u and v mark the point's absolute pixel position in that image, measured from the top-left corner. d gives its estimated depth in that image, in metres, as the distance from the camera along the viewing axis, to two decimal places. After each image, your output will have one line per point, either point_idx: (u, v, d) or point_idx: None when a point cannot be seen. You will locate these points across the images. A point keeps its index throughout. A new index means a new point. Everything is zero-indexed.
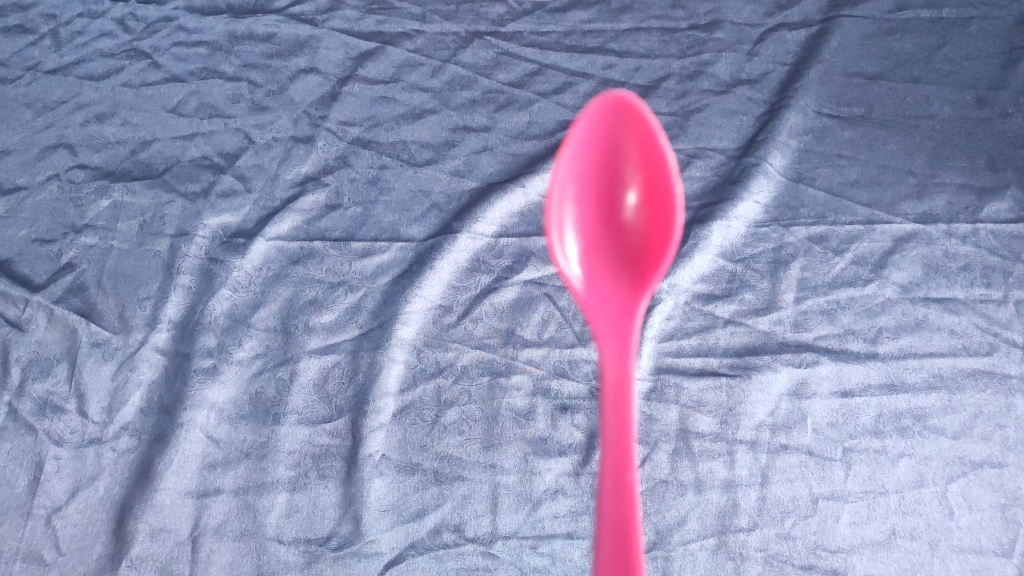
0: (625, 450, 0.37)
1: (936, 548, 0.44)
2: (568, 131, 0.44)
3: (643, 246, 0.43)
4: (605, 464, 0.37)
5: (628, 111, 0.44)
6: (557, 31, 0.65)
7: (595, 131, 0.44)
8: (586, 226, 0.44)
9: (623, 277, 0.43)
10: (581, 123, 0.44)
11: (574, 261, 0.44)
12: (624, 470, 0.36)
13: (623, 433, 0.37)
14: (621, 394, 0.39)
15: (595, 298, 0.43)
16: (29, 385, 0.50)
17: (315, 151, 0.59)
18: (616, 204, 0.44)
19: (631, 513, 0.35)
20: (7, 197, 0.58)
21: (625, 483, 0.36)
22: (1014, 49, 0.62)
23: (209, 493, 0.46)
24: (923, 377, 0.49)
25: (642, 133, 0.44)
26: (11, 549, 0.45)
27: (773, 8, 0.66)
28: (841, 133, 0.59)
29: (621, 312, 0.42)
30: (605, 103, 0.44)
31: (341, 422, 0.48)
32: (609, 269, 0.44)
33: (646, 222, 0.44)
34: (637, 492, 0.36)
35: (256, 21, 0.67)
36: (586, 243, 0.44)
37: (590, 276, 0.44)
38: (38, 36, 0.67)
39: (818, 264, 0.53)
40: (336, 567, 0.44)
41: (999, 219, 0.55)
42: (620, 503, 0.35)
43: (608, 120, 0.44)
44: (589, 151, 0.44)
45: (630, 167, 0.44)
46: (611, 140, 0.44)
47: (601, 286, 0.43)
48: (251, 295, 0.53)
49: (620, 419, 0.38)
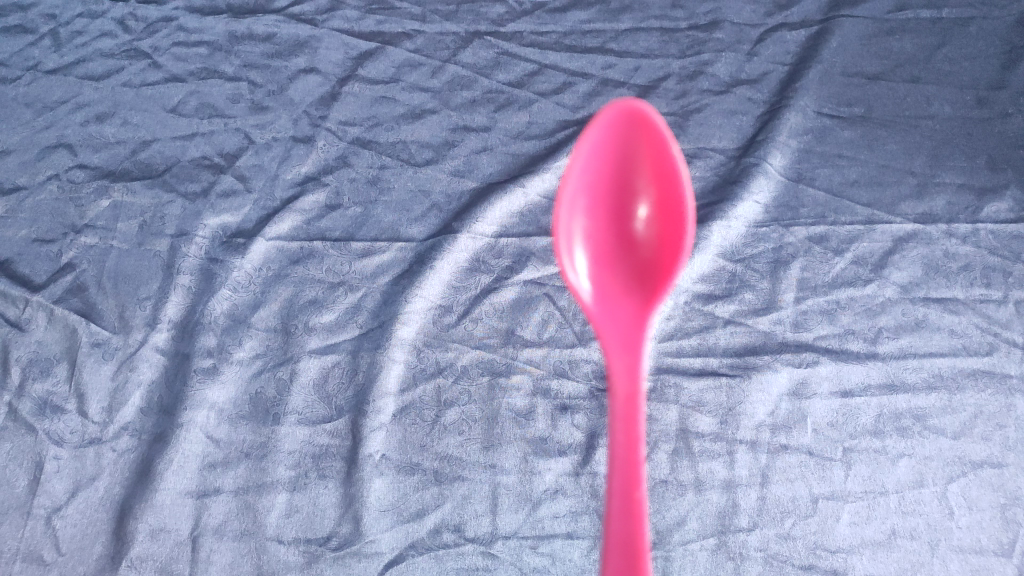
0: (632, 468, 0.37)
1: (936, 548, 0.44)
2: (579, 141, 0.44)
3: (654, 260, 0.43)
4: (613, 481, 0.37)
5: (641, 122, 0.44)
6: (557, 31, 0.65)
7: (607, 142, 0.44)
8: (596, 238, 0.44)
9: (633, 291, 0.43)
10: (592, 132, 0.44)
11: (584, 274, 0.44)
12: (632, 488, 0.36)
13: (632, 451, 0.37)
14: (630, 410, 0.39)
15: (604, 311, 0.43)
16: (29, 385, 0.50)
17: (315, 151, 0.59)
18: (627, 215, 0.44)
19: (638, 531, 0.35)
20: (6, 197, 0.58)
21: (633, 501, 0.36)
22: (1013, 49, 0.62)
23: (209, 493, 0.46)
24: (923, 377, 0.49)
25: (654, 143, 0.44)
26: (11, 549, 0.45)
27: (773, 8, 0.66)
28: (841, 133, 0.59)
29: (630, 326, 0.42)
30: (617, 112, 0.44)
31: (341, 422, 0.48)
32: (618, 281, 0.44)
33: (657, 235, 0.44)
34: (644, 511, 0.35)
35: (256, 21, 0.67)
36: (596, 256, 0.44)
37: (599, 289, 0.44)
38: (38, 36, 0.67)
39: (818, 264, 0.53)
40: (335, 567, 0.44)
41: (1000, 220, 0.55)
42: (627, 522, 0.35)
43: (621, 129, 0.44)
44: (600, 161, 0.44)
45: (641, 178, 0.44)
46: (624, 150, 0.44)
47: (611, 300, 0.43)
48: (251, 296, 0.53)
49: (628, 436, 0.38)
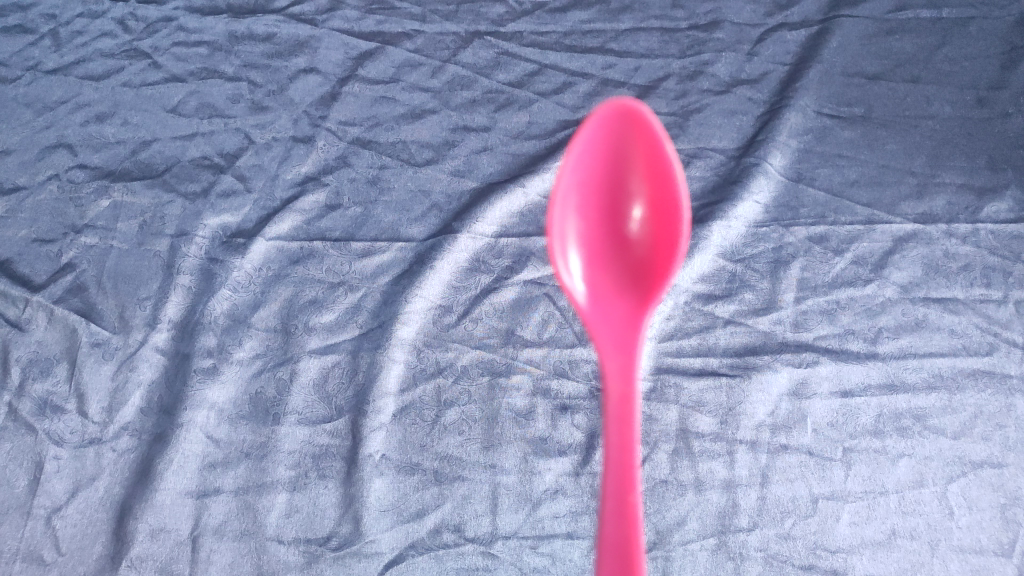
0: (627, 471, 0.37)
1: (937, 548, 0.44)
2: (573, 139, 0.43)
3: (648, 261, 0.43)
4: (607, 484, 0.36)
5: (636, 120, 0.44)
6: (557, 32, 0.65)
7: (601, 140, 0.44)
8: (589, 238, 0.44)
9: (627, 292, 0.43)
10: (586, 130, 0.43)
11: (578, 275, 0.44)
12: (626, 491, 0.36)
13: (626, 453, 0.37)
14: (624, 411, 0.39)
15: (598, 312, 0.43)
16: (29, 385, 0.50)
17: (315, 151, 0.59)
18: (622, 215, 0.44)
19: (633, 534, 0.35)
20: (6, 197, 0.58)
21: (628, 504, 0.36)
22: (1013, 49, 0.62)
23: (210, 493, 0.46)
24: (923, 377, 0.49)
25: (648, 142, 0.44)
26: (11, 549, 0.45)
27: (773, 8, 0.66)
28: (841, 133, 0.59)
29: (624, 328, 0.42)
30: (611, 110, 0.44)
31: (340, 422, 0.48)
32: (613, 282, 0.44)
33: (651, 234, 0.44)
34: (639, 514, 0.35)
35: (256, 21, 0.67)
36: (589, 256, 0.44)
37: (592, 290, 0.43)
38: (38, 36, 0.67)
39: (818, 264, 0.53)
40: (335, 567, 0.44)
41: (1000, 220, 0.55)
42: (622, 524, 0.35)
43: (615, 128, 0.44)
44: (594, 160, 0.44)
45: (635, 176, 0.44)
46: (618, 148, 0.44)
47: (605, 301, 0.43)
48: (251, 295, 0.53)
49: (623, 437, 0.38)
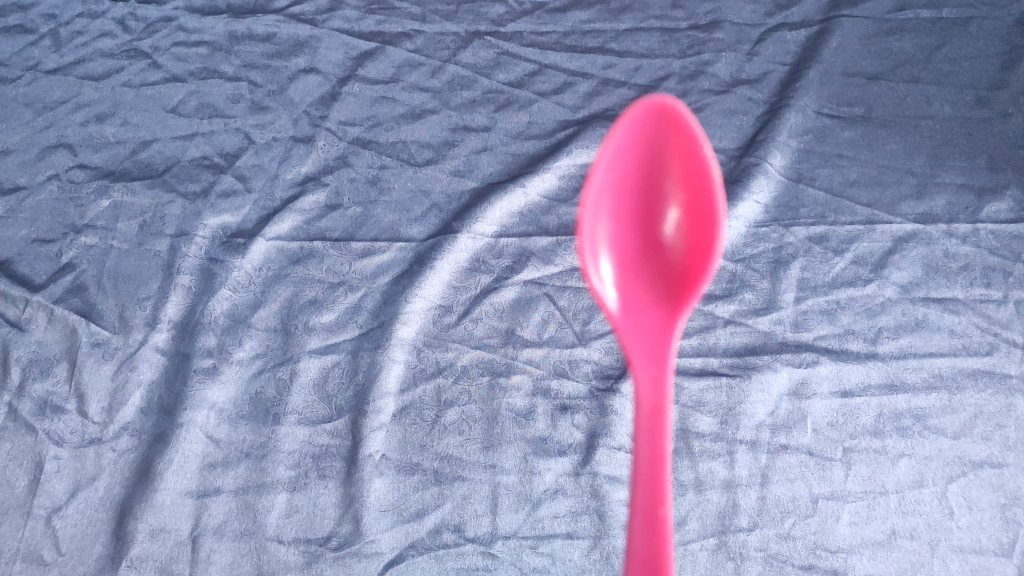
0: (658, 484, 0.33)
1: (936, 549, 0.44)
2: (605, 138, 0.39)
3: (684, 267, 0.39)
4: (635, 497, 0.33)
5: (672, 118, 0.40)
6: (557, 32, 0.65)
7: (635, 140, 0.40)
8: (622, 243, 0.40)
9: (660, 299, 0.39)
10: (619, 128, 0.39)
11: (610, 282, 0.39)
12: (657, 505, 0.33)
13: (658, 466, 0.34)
14: (656, 423, 0.35)
15: (631, 320, 0.39)
16: (29, 385, 0.50)
17: (314, 151, 0.59)
18: (656, 220, 0.40)
19: (663, 554, 0.32)
20: (6, 197, 0.58)
21: (658, 517, 0.33)
22: (1013, 49, 0.62)
23: (209, 493, 0.46)
24: (923, 377, 0.49)
25: (686, 141, 0.39)
26: (12, 549, 0.45)
27: (773, 8, 0.66)
28: (841, 133, 0.59)
29: (657, 337, 0.38)
30: (644, 108, 0.40)
31: (340, 422, 0.48)
32: (646, 288, 0.39)
33: (688, 239, 0.39)
34: (670, 530, 0.32)
35: (256, 21, 0.67)
36: (621, 262, 0.40)
37: (624, 298, 0.39)
38: (38, 36, 0.67)
39: (817, 264, 0.53)
40: (335, 567, 0.44)
41: (1000, 220, 0.55)
42: (652, 539, 0.32)
43: (649, 127, 0.40)
44: (627, 160, 0.40)
45: (671, 177, 0.40)
46: (654, 148, 0.40)
47: (638, 309, 0.39)
48: (251, 296, 0.53)
49: (654, 450, 0.34)
